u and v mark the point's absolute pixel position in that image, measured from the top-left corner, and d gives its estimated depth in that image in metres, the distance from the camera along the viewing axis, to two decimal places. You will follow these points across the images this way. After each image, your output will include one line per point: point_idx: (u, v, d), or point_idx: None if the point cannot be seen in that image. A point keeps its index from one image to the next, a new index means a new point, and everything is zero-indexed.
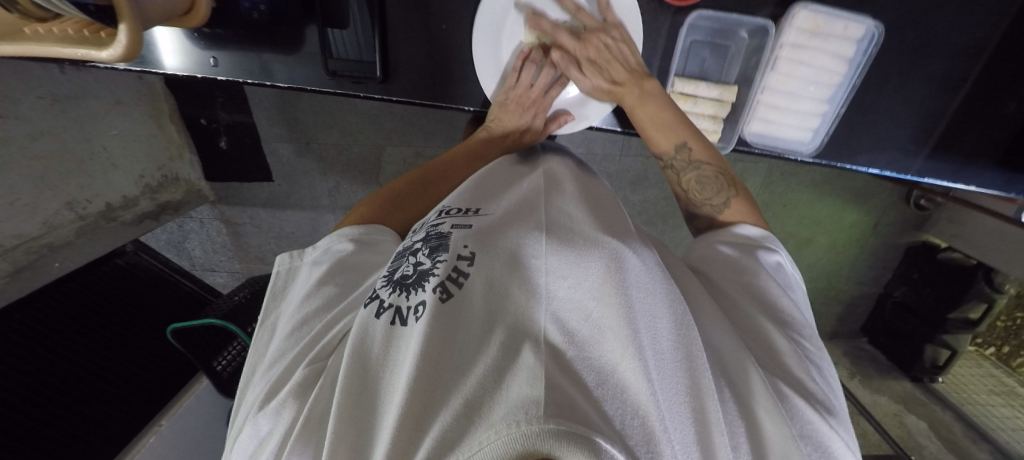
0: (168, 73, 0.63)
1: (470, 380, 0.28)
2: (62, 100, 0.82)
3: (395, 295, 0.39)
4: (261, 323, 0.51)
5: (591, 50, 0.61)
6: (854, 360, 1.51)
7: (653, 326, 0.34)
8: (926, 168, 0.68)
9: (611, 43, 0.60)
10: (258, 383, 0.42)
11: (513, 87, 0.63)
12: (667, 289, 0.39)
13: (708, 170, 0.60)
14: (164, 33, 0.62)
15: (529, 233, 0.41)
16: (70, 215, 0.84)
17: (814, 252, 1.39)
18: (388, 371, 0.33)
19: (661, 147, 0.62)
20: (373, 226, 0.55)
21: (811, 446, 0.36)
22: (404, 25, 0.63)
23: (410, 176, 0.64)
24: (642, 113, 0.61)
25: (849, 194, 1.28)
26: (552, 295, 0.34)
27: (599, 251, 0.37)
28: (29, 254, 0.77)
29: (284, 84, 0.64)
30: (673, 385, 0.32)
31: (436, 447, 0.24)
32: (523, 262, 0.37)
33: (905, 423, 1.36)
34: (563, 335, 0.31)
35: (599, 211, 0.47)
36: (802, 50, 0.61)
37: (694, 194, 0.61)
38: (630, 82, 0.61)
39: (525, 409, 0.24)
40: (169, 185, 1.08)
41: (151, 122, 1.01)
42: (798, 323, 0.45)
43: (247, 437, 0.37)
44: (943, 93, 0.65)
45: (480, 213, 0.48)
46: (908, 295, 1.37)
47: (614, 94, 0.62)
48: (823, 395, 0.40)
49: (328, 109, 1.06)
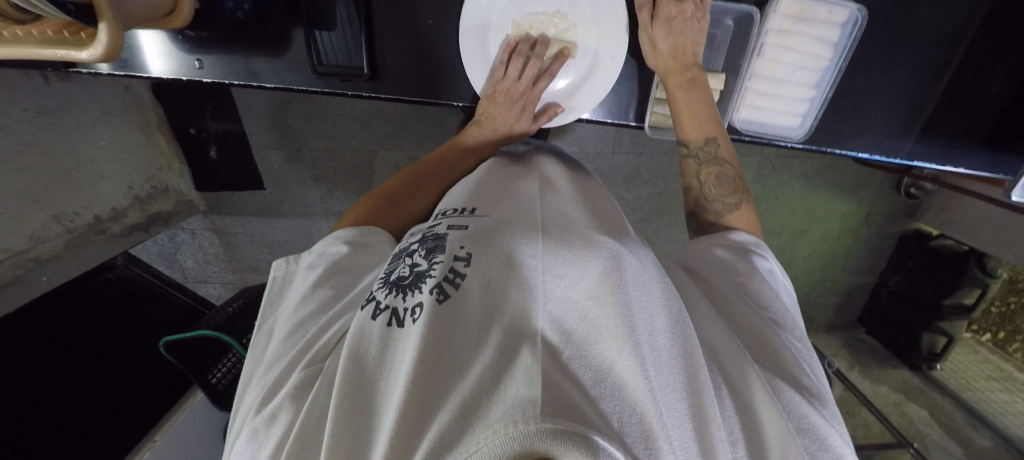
0: (153, 77, 0.63)
1: (468, 380, 0.28)
2: (47, 112, 0.80)
3: (393, 295, 0.38)
4: (258, 329, 0.50)
5: (676, 15, 0.61)
6: (853, 350, 1.52)
7: (652, 324, 0.33)
8: (915, 151, 0.69)
9: (692, 24, 0.62)
10: (254, 387, 0.42)
11: (501, 79, 0.63)
12: (665, 287, 0.38)
13: (728, 169, 0.61)
14: (148, 36, 0.61)
15: (523, 231, 0.39)
16: (57, 228, 0.83)
17: (809, 244, 1.40)
18: (387, 372, 0.32)
19: (693, 133, 0.62)
20: (367, 228, 0.54)
21: (810, 439, 0.36)
22: (391, 24, 0.63)
23: (404, 175, 0.63)
24: (688, 93, 0.62)
25: (840, 185, 1.29)
26: (549, 294, 0.33)
27: (596, 251, 0.36)
28: (15, 268, 0.76)
29: (270, 85, 0.64)
30: (671, 382, 0.31)
31: (434, 447, 0.24)
32: (519, 261, 0.36)
33: (905, 412, 1.36)
34: (560, 334, 0.30)
35: (595, 210, 0.46)
36: (788, 36, 0.62)
37: (711, 187, 0.61)
38: (685, 64, 0.62)
39: (523, 410, 0.23)
40: (158, 196, 1.07)
41: (138, 134, 1.00)
42: (789, 324, 0.45)
43: (243, 442, 0.37)
44: (929, 76, 0.66)
45: (476, 211, 0.46)
46: (902, 282, 1.37)
47: (670, 64, 0.62)
48: (818, 391, 0.40)
49: (319, 115, 1.06)
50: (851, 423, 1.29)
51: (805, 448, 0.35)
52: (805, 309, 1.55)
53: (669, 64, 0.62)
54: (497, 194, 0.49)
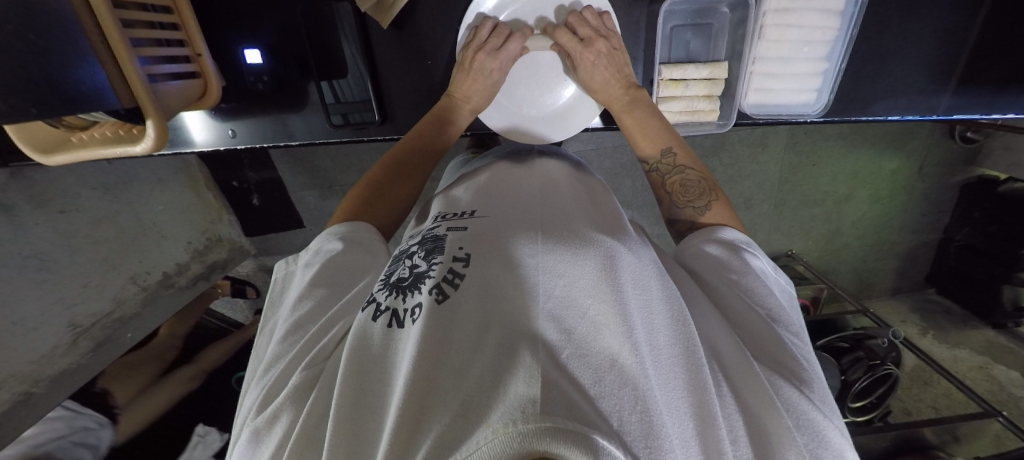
0: (197, 148, 0.70)
1: (468, 380, 0.29)
2: (112, 188, 0.92)
3: (392, 297, 0.39)
4: (261, 329, 0.51)
5: (591, 55, 0.59)
6: (924, 315, 1.41)
7: (651, 322, 0.34)
8: (954, 104, 0.64)
9: (609, 49, 0.60)
10: (253, 388, 0.43)
11: (472, 46, 0.61)
12: (664, 284, 0.39)
13: (692, 174, 0.57)
14: (190, 116, 0.68)
15: (522, 232, 0.41)
16: (133, 288, 0.96)
17: (857, 208, 1.31)
18: (388, 370, 0.34)
19: (646, 150, 0.60)
20: (358, 223, 0.54)
21: (809, 436, 0.35)
22: (394, 66, 0.66)
23: (385, 160, 0.62)
24: (629, 118, 0.61)
25: (884, 140, 1.20)
26: (548, 293, 0.34)
27: (592, 251, 0.37)
28: (105, 328, 0.90)
29: (300, 141, 0.70)
30: (671, 380, 0.32)
31: (435, 447, 0.24)
32: (518, 261, 0.37)
33: (993, 375, 1.26)
34: (561, 333, 0.31)
35: (592, 209, 0.47)
36: (787, 13, 0.60)
37: (678, 196, 0.57)
38: (621, 88, 0.61)
39: (522, 408, 0.24)
40: (214, 246, 1.17)
41: (189, 193, 1.10)
42: (786, 319, 0.43)
43: (244, 444, 0.38)
44: (959, 23, 0.60)
45: (475, 215, 0.47)
46: (971, 236, 1.25)
47: (603, 98, 0.62)
48: (821, 386, 0.39)
49: (344, 152, 1.11)
50: (930, 394, 1.17)
51: (806, 446, 0.34)
52: (864, 277, 1.44)
53: (606, 95, 0.62)
54: (495, 196, 0.50)
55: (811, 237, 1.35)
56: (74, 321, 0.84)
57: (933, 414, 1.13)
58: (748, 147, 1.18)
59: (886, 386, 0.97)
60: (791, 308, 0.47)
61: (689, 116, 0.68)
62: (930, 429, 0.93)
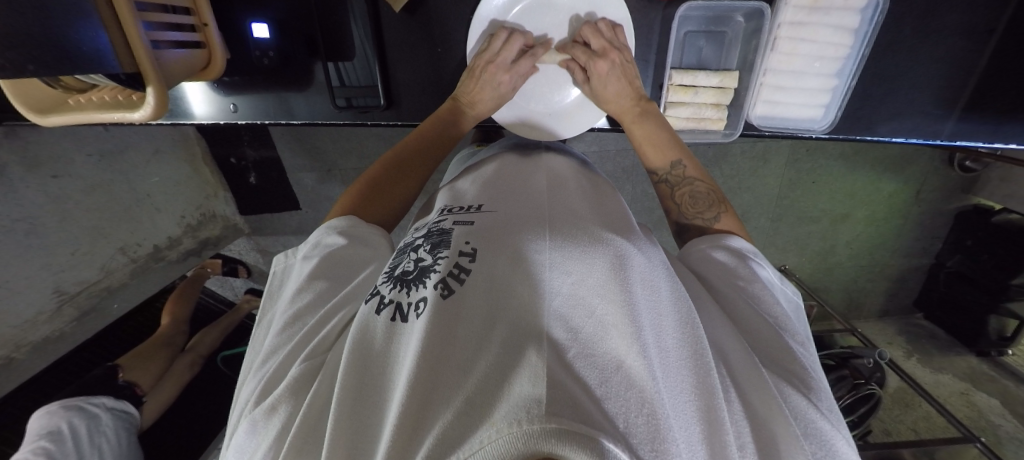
0: (197, 121, 0.69)
1: (471, 378, 0.28)
2: (107, 155, 0.91)
3: (396, 291, 0.39)
4: (258, 321, 0.51)
5: (604, 68, 0.59)
6: (910, 338, 1.42)
7: (659, 325, 0.34)
8: (959, 129, 0.65)
9: (620, 61, 0.59)
10: (250, 381, 0.42)
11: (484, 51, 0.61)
12: (672, 287, 0.39)
13: (701, 186, 0.57)
14: (192, 86, 0.67)
15: (530, 229, 0.41)
16: (123, 259, 0.95)
17: (853, 228, 1.32)
18: (392, 367, 0.33)
19: (656, 162, 0.60)
20: (354, 218, 0.54)
21: (817, 446, 0.35)
22: (405, 52, 0.65)
23: (389, 154, 0.62)
24: (639, 129, 0.61)
25: (884, 163, 1.21)
26: (556, 291, 0.33)
27: (602, 250, 0.37)
28: (91, 298, 0.91)
29: (302, 121, 0.69)
30: (678, 384, 0.32)
31: (437, 445, 0.24)
32: (526, 258, 0.37)
33: (973, 402, 1.26)
34: (568, 333, 0.30)
35: (601, 208, 0.47)
36: (801, 27, 0.60)
37: (687, 207, 0.56)
38: (632, 100, 0.61)
39: (527, 409, 0.23)
40: (208, 222, 1.15)
41: (186, 167, 1.08)
42: (792, 327, 0.43)
43: (243, 435, 0.37)
44: (971, 49, 0.60)
45: (482, 209, 0.47)
46: (962, 263, 1.26)
47: (614, 109, 0.62)
48: (827, 395, 0.39)
49: (347, 136, 1.09)
50: (911, 416, 1.19)
51: (812, 454, 0.35)
52: (854, 297, 1.46)
53: (617, 106, 0.62)
54: (504, 191, 0.50)
55: (806, 255, 1.36)
56: (59, 287, 0.84)
57: (912, 435, 1.15)
58: (750, 161, 1.18)
59: (869, 405, 0.97)
60: (797, 319, 0.48)
61: (695, 123, 0.68)
62: (908, 450, 0.94)
